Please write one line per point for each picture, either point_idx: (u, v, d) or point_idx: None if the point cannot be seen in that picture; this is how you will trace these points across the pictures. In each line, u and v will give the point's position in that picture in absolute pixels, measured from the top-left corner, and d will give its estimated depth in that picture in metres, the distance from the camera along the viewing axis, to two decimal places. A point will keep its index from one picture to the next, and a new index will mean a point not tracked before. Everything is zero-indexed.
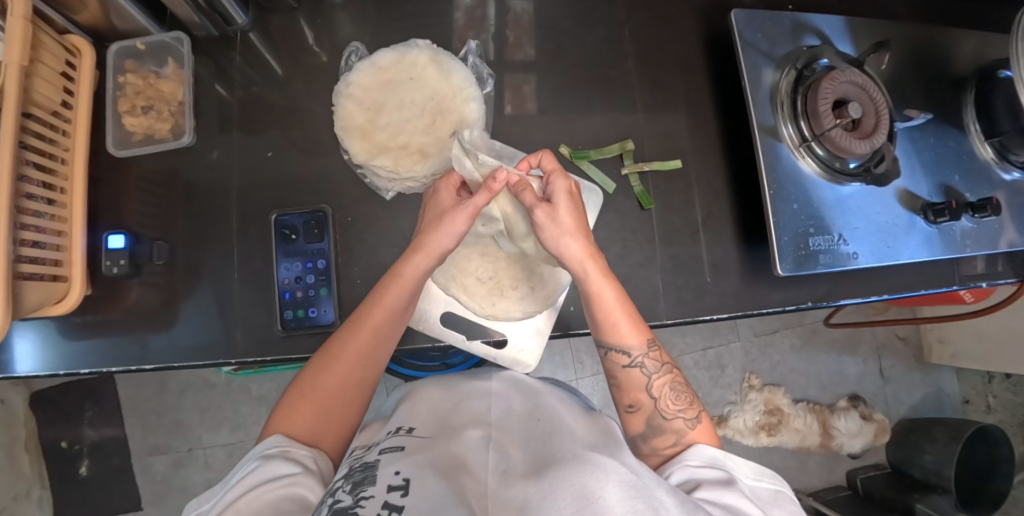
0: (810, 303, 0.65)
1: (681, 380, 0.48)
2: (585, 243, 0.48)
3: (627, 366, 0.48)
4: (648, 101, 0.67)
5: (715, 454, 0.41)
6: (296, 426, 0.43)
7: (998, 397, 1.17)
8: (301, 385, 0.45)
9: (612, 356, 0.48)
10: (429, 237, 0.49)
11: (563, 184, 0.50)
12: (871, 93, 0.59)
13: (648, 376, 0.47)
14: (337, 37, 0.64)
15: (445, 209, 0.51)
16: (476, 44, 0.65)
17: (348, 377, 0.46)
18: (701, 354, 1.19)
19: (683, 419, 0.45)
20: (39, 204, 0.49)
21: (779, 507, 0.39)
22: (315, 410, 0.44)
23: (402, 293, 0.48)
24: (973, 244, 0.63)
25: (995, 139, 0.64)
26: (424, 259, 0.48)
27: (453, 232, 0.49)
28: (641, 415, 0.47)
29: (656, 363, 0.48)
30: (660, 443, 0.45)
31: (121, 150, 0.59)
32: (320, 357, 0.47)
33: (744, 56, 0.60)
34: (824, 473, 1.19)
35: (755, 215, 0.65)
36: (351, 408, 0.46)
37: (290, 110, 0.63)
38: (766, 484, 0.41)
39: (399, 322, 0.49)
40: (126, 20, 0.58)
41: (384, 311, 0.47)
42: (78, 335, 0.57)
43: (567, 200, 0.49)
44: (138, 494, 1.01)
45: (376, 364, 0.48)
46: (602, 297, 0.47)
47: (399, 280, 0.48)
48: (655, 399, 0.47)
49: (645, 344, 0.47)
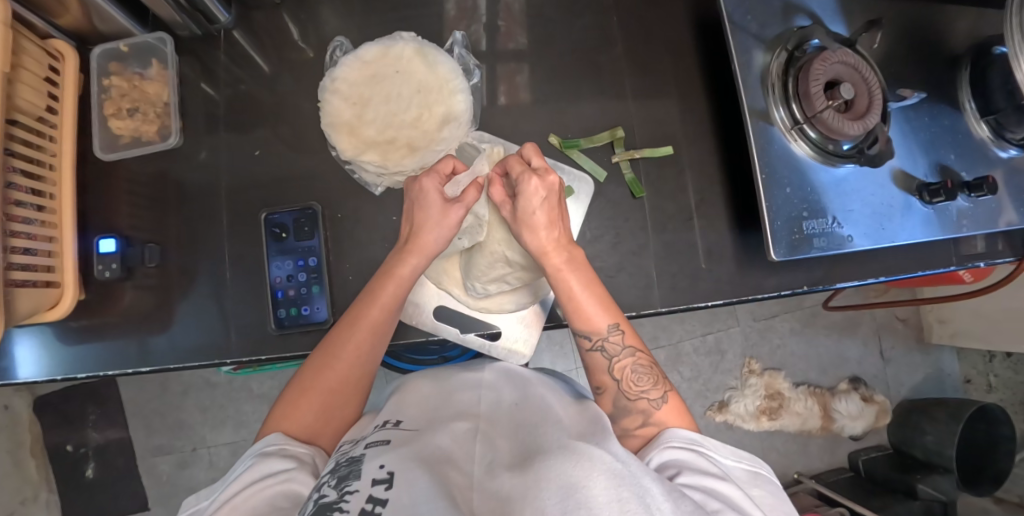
0: (806, 287, 0.64)
1: (647, 360, 0.47)
2: (553, 234, 0.48)
3: (590, 349, 0.48)
4: (638, 88, 0.66)
5: (692, 436, 0.41)
6: (297, 425, 0.43)
7: (999, 376, 1.17)
8: (299, 384, 0.45)
9: (578, 340, 0.49)
10: (424, 233, 0.49)
11: (535, 185, 0.47)
12: (864, 73, 0.58)
13: (609, 359, 0.47)
14: (323, 32, 0.64)
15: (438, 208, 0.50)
16: (462, 35, 0.65)
17: (346, 378, 0.46)
18: (701, 339, 1.19)
19: (648, 400, 0.45)
20: (28, 211, 0.49)
21: (758, 488, 0.40)
22: (314, 408, 0.44)
23: (399, 292, 0.48)
24: (969, 224, 0.62)
25: (991, 117, 0.63)
26: (420, 260, 0.49)
27: (445, 233, 0.50)
28: (607, 396, 0.47)
29: (617, 346, 0.47)
30: (630, 423, 0.45)
31: (109, 153, 0.59)
32: (316, 356, 0.46)
33: (733, 38, 0.59)
34: (825, 455, 1.19)
35: (750, 200, 0.64)
36: (349, 404, 0.46)
37: (278, 108, 0.62)
38: (744, 465, 0.41)
39: (394, 320, 0.49)
40: (108, 21, 0.57)
41: (381, 310, 0.47)
42: (74, 340, 0.57)
43: (539, 204, 0.48)
44: (145, 495, 1.02)
45: (374, 363, 0.48)
46: (567, 285, 0.48)
47: (395, 278, 0.48)
48: (618, 381, 0.47)
49: (608, 328, 0.47)
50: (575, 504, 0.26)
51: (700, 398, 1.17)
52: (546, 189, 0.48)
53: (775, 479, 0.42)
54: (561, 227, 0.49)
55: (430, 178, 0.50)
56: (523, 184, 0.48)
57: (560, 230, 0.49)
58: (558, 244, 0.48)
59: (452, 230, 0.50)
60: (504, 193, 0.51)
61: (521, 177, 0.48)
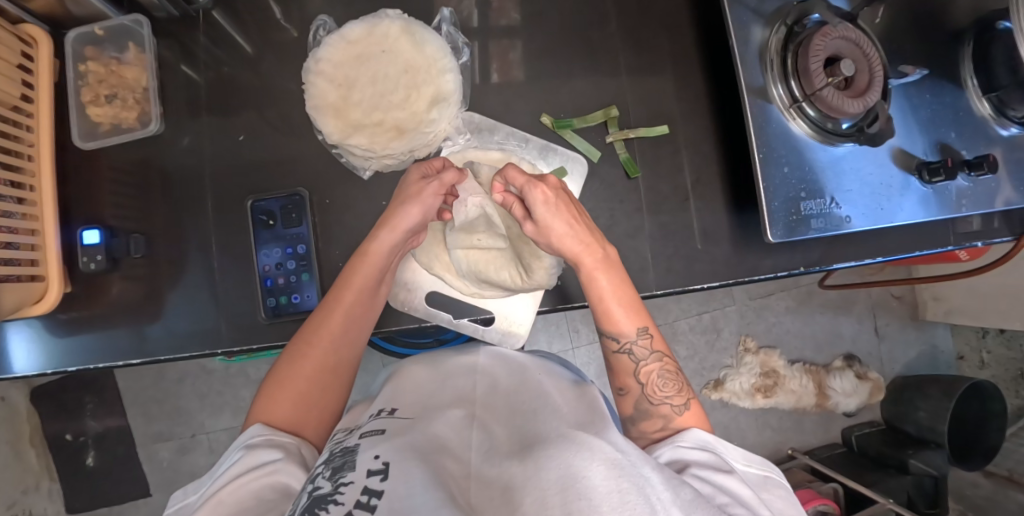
0: (803, 268, 0.64)
1: (673, 367, 0.47)
2: (585, 236, 0.48)
3: (616, 351, 0.48)
4: (633, 65, 0.64)
5: (707, 437, 0.41)
6: (277, 416, 0.43)
7: (992, 352, 1.18)
8: (277, 375, 0.45)
9: (606, 341, 0.49)
10: (393, 212, 0.49)
11: (540, 193, 0.47)
12: (865, 48, 0.56)
13: (635, 362, 0.47)
14: (306, 10, 0.61)
15: (408, 184, 0.51)
16: (450, 12, 0.62)
17: (322, 365, 0.46)
18: (697, 318, 1.19)
19: (670, 406, 0.45)
20: (8, 204, 0.48)
21: (768, 491, 0.40)
22: (293, 398, 0.44)
23: (369, 271, 0.48)
24: (969, 204, 0.61)
25: (993, 95, 0.61)
26: (391, 235, 0.49)
27: (419, 208, 0.50)
28: (629, 398, 0.47)
29: (645, 350, 0.47)
30: (648, 426, 0.45)
31: (88, 141, 0.58)
32: (291, 348, 0.46)
33: (731, 13, 0.58)
34: (820, 431, 1.21)
35: (746, 180, 0.63)
36: (330, 394, 0.46)
37: (262, 91, 0.60)
38: (755, 470, 0.41)
39: (370, 302, 0.49)
40: (82, 5, 0.55)
41: (353, 293, 0.48)
42: (63, 333, 0.57)
43: (546, 211, 0.47)
44: (146, 481, 1.03)
45: (352, 348, 0.48)
46: (595, 283, 0.48)
47: (366, 256, 0.48)
48: (641, 385, 0.46)
49: (638, 330, 0.47)
50: (575, 495, 0.26)
51: (697, 377, 1.18)
52: (552, 195, 0.48)
53: (785, 482, 0.42)
54: (589, 228, 0.49)
55: (420, 166, 0.53)
56: (529, 194, 0.48)
57: (587, 229, 0.48)
58: (591, 244, 0.48)
59: (440, 195, 0.52)
60: (523, 211, 0.50)
61: (526, 187, 0.48)
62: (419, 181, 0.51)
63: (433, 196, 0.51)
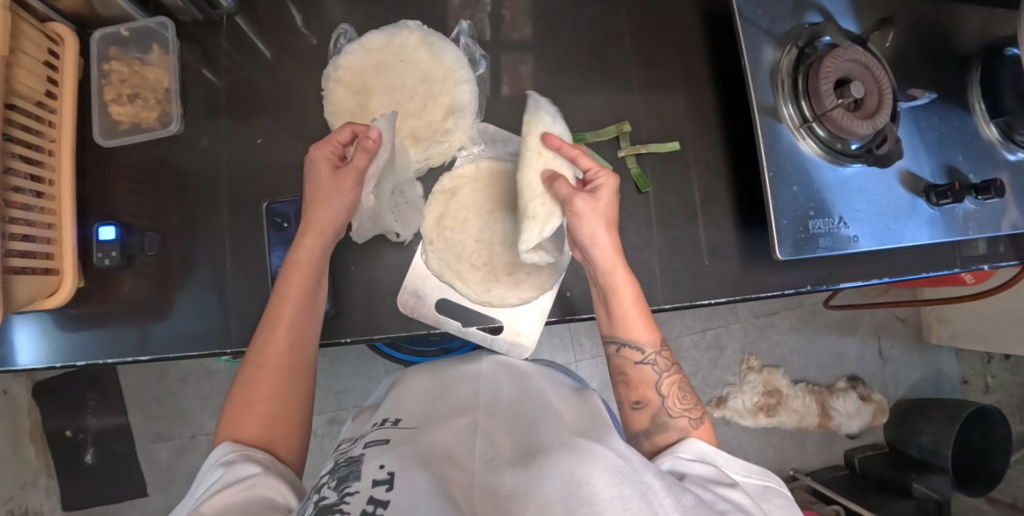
0: (810, 286, 0.64)
1: (688, 384, 0.50)
2: (614, 238, 0.51)
3: (639, 362, 0.50)
4: (645, 81, 0.65)
5: (706, 449, 0.42)
6: (245, 433, 0.43)
7: (996, 377, 1.18)
8: (236, 402, 0.45)
9: (624, 352, 0.51)
10: (316, 215, 0.50)
11: (612, 182, 0.51)
12: (874, 71, 0.57)
13: (659, 374, 0.49)
14: (326, 19, 0.63)
15: (326, 183, 0.51)
16: (468, 25, 0.64)
17: (281, 378, 0.46)
18: (701, 335, 1.19)
19: (689, 419, 0.46)
20: (27, 198, 0.48)
21: (769, 501, 0.39)
22: (261, 416, 0.44)
23: (302, 280, 0.49)
24: (975, 226, 0.62)
25: (1000, 119, 0.62)
26: (315, 239, 0.51)
27: (342, 204, 0.51)
28: (647, 411, 0.48)
29: (666, 362, 0.50)
30: (662, 440, 0.46)
31: (109, 139, 0.59)
32: (244, 370, 0.46)
33: (744, 33, 0.59)
34: (822, 452, 1.20)
35: (756, 198, 0.64)
36: (296, 405, 0.47)
37: (280, 96, 0.62)
38: (755, 480, 0.41)
39: (312, 311, 0.50)
40: (109, 7, 0.56)
41: (291, 303, 0.48)
42: (73, 327, 0.57)
43: (609, 194, 0.51)
44: (143, 481, 1.03)
45: (304, 356, 0.49)
46: (624, 290, 0.51)
47: (295, 266, 0.50)
48: (664, 397, 0.48)
49: (657, 342, 0.51)
50: (578, 501, 0.26)
51: (699, 394, 1.17)
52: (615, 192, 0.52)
53: (786, 491, 0.42)
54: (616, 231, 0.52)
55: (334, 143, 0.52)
56: (598, 179, 0.51)
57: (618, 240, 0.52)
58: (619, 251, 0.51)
59: (356, 181, 0.51)
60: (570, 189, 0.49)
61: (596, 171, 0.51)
62: (332, 179, 0.50)
63: (354, 188, 0.51)
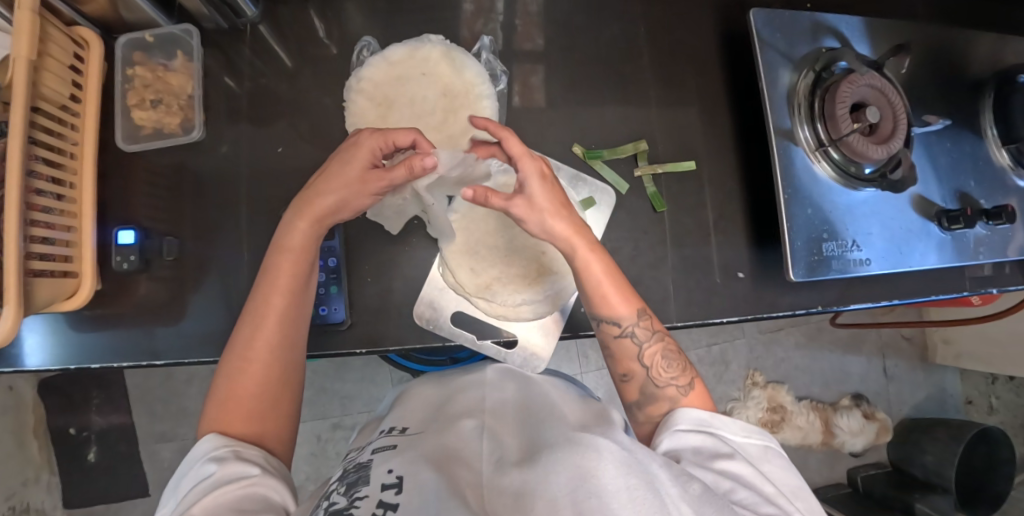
0: (820, 307, 0.64)
1: (673, 345, 0.48)
2: (570, 218, 0.47)
3: (618, 336, 0.48)
4: (662, 100, 0.66)
5: (703, 417, 0.42)
6: (233, 428, 0.44)
7: (1000, 398, 1.20)
8: (219, 396, 0.45)
9: (603, 326, 0.48)
10: (315, 200, 0.48)
11: (533, 165, 0.46)
12: (890, 96, 0.58)
13: (638, 346, 0.48)
14: (348, 30, 0.63)
15: (350, 182, 0.48)
16: (489, 40, 0.64)
17: (268, 375, 0.46)
18: (706, 350, 1.19)
19: (676, 387, 0.46)
20: (49, 201, 0.49)
21: (768, 462, 0.41)
22: (247, 416, 0.45)
23: (295, 270, 0.48)
24: (986, 251, 0.62)
25: (1012, 145, 0.63)
26: (309, 226, 0.48)
27: (348, 203, 0.49)
28: (635, 383, 0.48)
29: (647, 330, 0.48)
30: (654, 410, 0.46)
31: (131, 143, 0.59)
32: (228, 364, 0.46)
33: (762, 55, 0.59)
34: (824, 470, 1.20)
35: (769, 218, 0.64)
36: (282, 404, 0.47)
37: (301, 104, 0.62)
38: (755, 442, 0.42)
39: (301, 304, 0.49)
40: (135, 12, 0.57)
41: (281, 295, 0.47)
42: (88, 328, 0.57)
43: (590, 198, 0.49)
44: (144, 481, 1.02)
45: (290, 352, 0.48)
46: (590, 269, 0.47)
47: (286, 250, 0.48)
48: (647, 367, 0.47)
49: (635, 313, 0.48)
50: (586, 494, 0.26)
51: None
52: (549, 172, 0.48)
53: (784, 451, 0.43)
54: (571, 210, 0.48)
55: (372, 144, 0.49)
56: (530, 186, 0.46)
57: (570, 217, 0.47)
58: (577, 228, 0.47)
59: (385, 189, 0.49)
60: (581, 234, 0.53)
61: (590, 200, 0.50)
62: (363, 180, 0.48)
63: (371, 194, 0.49)
